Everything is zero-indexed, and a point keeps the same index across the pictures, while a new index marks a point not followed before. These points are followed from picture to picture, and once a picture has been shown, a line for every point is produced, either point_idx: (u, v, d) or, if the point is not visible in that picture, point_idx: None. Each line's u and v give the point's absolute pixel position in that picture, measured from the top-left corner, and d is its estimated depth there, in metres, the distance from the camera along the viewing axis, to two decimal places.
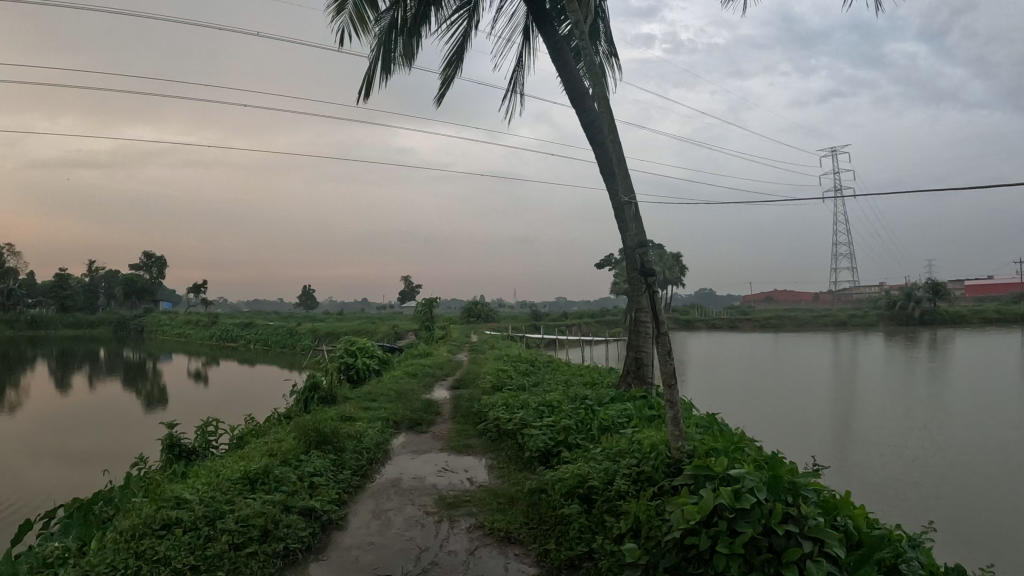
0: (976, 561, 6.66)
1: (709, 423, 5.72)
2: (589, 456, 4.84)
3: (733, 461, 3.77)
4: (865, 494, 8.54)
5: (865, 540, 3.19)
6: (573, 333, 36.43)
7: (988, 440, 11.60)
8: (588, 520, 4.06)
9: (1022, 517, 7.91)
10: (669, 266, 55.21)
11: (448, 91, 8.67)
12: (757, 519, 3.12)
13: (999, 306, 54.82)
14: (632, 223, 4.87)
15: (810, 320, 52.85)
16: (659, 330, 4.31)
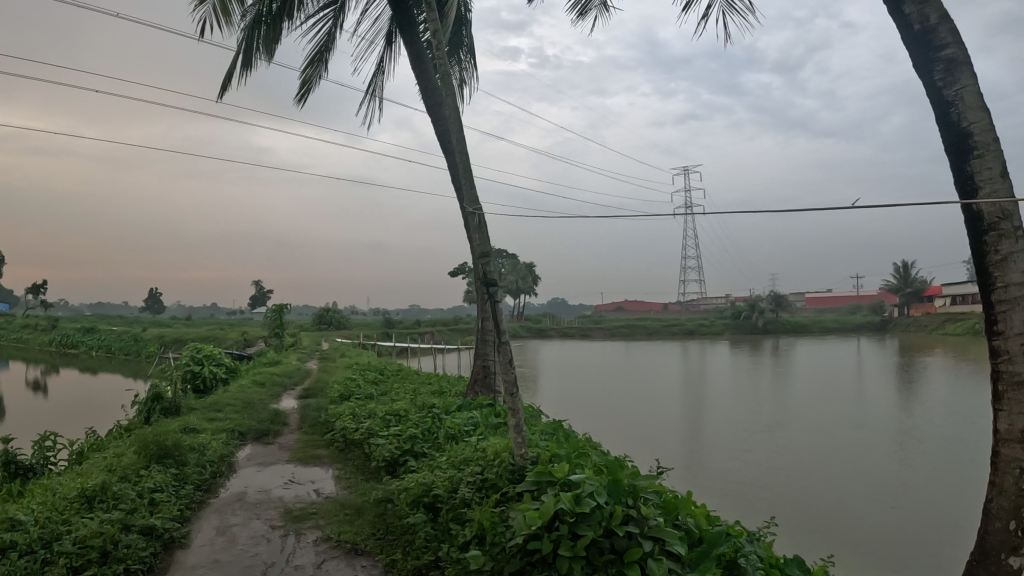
0: (816, 552, 6.99)
1: (555, 429, 5.80)
2: (435, 465, 4.80)
3: (575, 467, 3.81)
4: (709, 493, 8.85)
5: (703, 536, 3.25)
6: (427, 341, 36.35)
7: (823, 441, 12.20)
8: (433, 529, 4.01)
9: (853, 509, 8.37)
10: (523, 276, 56.05)
11: (308, 92, 8.50)
12: (598, 521, 3.12)
13: (837, 317, 58.03)
14: (477, 232, 4.87)
15: (659, 328, 54.57)
16: (500, 339, 4.30)
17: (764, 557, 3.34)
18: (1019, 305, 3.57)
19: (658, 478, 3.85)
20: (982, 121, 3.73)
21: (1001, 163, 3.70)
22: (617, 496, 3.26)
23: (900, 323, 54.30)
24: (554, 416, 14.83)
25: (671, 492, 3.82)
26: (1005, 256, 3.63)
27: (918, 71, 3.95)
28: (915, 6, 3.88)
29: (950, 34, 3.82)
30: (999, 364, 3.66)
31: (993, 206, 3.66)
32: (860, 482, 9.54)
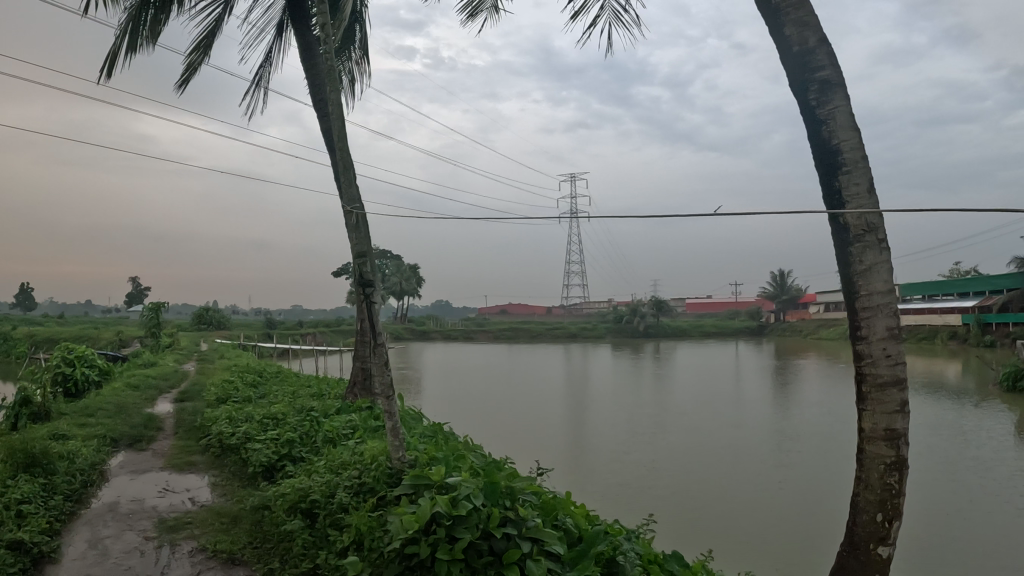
0: (695, 547, 7.18)
1: (433, 431, 5.79)
2: (312, 470, 4.73)
3: (452, 470, 3.83)
4: (587, 493, 9.03)
5: (583, 536, 3.29)
6: (308, 342, 35.78)
7: (700, 441, 12.56)
8: (310, 535, 3.94)
9: (725, 505, 8.66)
10: (408, 278, 55.81)
11: (192, 77, 8.25)
12: (475, 524, 3.13)
13: (716, 322, 59.76)
14: (353, 232, 5.14)
15: (542, 332, 55.13)
16: (374, 340, 4.46)
17: (643, 554, 3.40)
18: (881, 312, 3.74)
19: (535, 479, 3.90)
20: (853, 139, 3.88)
21: (868, 179, 3.86)
22: (495, 498, 3.29)
23: (775, 328, 56.36)
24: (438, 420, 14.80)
25: (548, 492, 3.87)
26: (869, 267, 3.80)
27: (794, 91, 4.09)
28: (795, 28, 4.03)
29: (827, 57, 3.97)
30: (863, 367, 3.81)
31: (859, 219, 3.82)
32: (736, 480, 9.87)
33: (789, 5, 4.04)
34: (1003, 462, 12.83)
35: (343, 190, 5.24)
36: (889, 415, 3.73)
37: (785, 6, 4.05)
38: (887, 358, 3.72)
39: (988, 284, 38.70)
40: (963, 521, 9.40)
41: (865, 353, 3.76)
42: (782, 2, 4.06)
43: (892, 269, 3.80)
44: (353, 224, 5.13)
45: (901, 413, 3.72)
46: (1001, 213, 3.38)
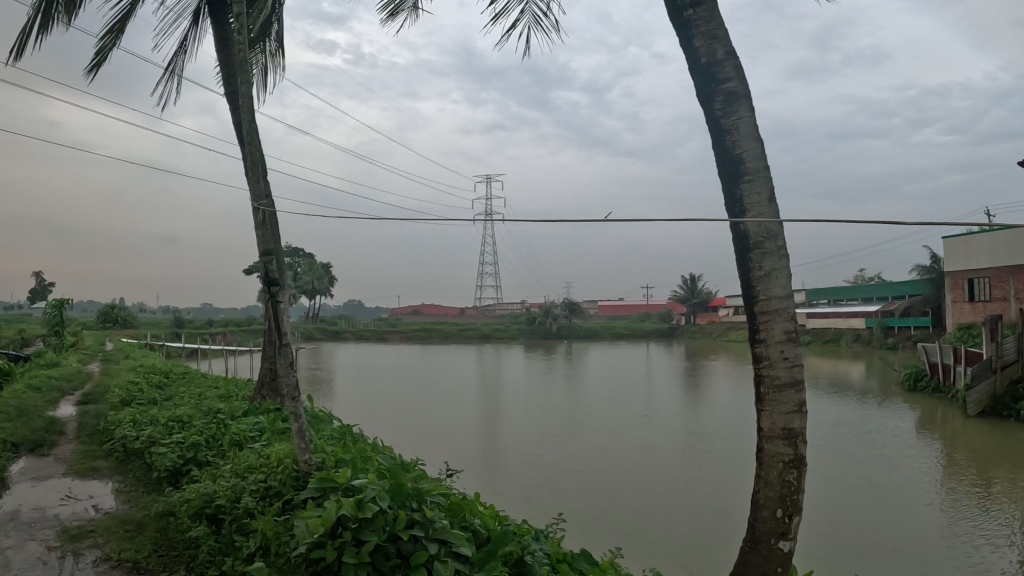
0: (604, 546, 7.29)
1: (342, 432, 5.74)
2: (217, 474, 4.65)
3: (357, 473, 3.82)
4: (494, 494, 9.09)
5: (490, 537, 3.32)
6: (215, 342, 35.08)
7: (610, 441, 12.79)
8: (216, 542, 3.89)
9: (630, 504, 8.83)
10: (320, 277, 55.20)
11: (103, 62, 8.01)
12: (382, 527, 3.13)
13: (627, 324, 60.73)
14: (260, 230, 5.10)
15: (456, 332, 55.17)
16: (279, 341, 4.45)
17: (550, 553, 3.44)
18: (778, 316, 3.86)
19: (443, 481, 3.93)
20: (755, 150, 4.00)
21: (768, 189, 3.99)
22: (403, 500, 3.29)
23: (685, 330, 57.54)
24: (348, 420, 14.69)
25: (456, 494, 3.91)
26: (768, 272, 3.92)
27: (700, 101, 4.18)
28: (703, 40, 4.12)
29: (734, 70, 4.08)
30: (761, 369, 3.92)
31: (759, 227, 3.94)
32: (644, 479, 10.08)
33: (700, 18, 4.13)
34: (904, 459, 13.32)
35: (251, 188, 5.21)
36: (787, 415, 3.85)
37: (696, 18, 4.13)
38: (784, 360, 3.84)
39: (890, 289, 40.19)
40: (867, 517, 9.72)
41: (763, 355, 3.87)
42: (693, 14, 4.15)
43: (790, 276, 3.93)
44: (259, 220, 5.08)
45: (798, 412, 3.85)
46: (896, 224, 3.54)
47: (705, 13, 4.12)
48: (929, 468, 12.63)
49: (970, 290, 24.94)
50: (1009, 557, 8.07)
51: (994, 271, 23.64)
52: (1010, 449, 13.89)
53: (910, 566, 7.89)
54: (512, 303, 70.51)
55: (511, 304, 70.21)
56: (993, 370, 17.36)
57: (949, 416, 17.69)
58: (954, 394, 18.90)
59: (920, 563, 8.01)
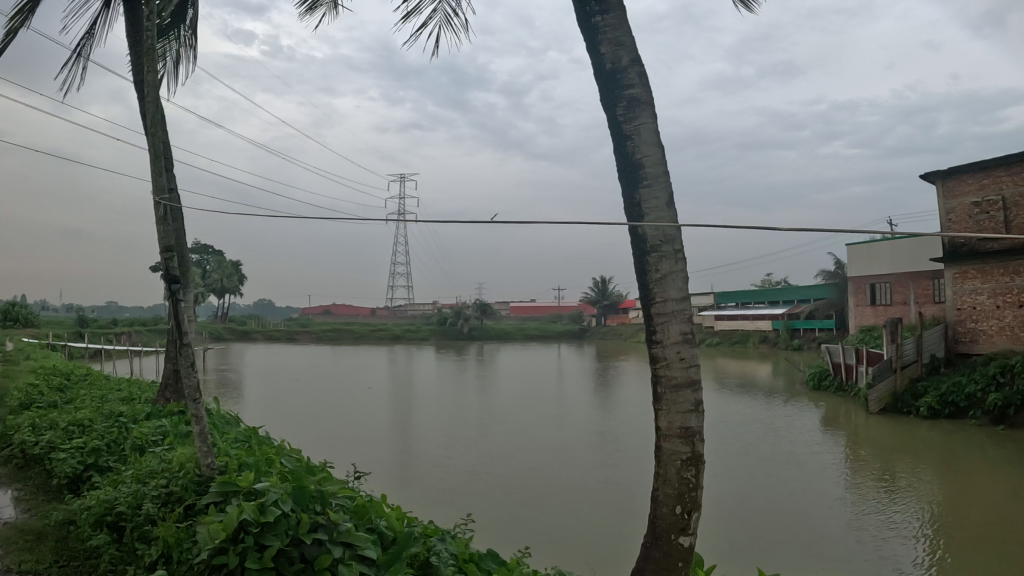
0: (512, 545, 7.38)
1: (248, 435, 5.66)
2: (119, 480, 4.55)
3: (261, 477, 3.80)
4: (400, 495, 9.14)
5: (396, 538, 3.34)
6: (117, 342, 34.09)
7: (521, 442, 12.93)
8: (118, 550, 3.82)
9: (535, 504, 8.97)
10: (229, 274, 54.20)
11: (11, 43, 7.74)
12: (285, 531, 3.11)
13: (538, 325, 61.23)
14: (159, 225, 4.99)
15: (367, 333, 54.73)
16: (181, 341, 4.38)
17: (457, 553, 3.48)
18: (675, 318, 3.97)
19: (348, 482, 3.94)
20: (655, 156, 4.11)
21: (666, 194, 4.10)
22: (308, 503, 3.29)
23: (596, 331, 58.32)
24: (253, 424, 14.50)
25: (362, 496, 3.91)
26: (664, 275, 4.03)
27: (604, 106, 4.27)
28: (609, 47, 4.20)
29: (637, 77, 4.17)
30: (658, 370, 4.04)
31: (657, 230, 4.04)
32: (550, 478, 10.23)
33: (606, 25, 4.21)
34: (807, 455, 13.77)
35: (152, 180, 5.10)
36: (683, 414, 3.97)
37: (604, 25, 4.21)
38: (680, 361, 3.97)
39: (794, 292, 41.44)
40: (775, 511, 10.05)
41: (659, 355, 3.99)
42: (601, 21, 4.22)
43: (687, 279, 4.05)
44: (160, 216, 4.97)
45: (694, 411, 3.98)
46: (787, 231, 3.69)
47: (612, 20, 4.21)
48: (831, 463, 13.09)
49: (871, 294, 25.83)
50: (913, 548, 8.47)
51: (895, 277, 24.60)
52: (908, 444, 14.51)
53: (818, 558, 8.21)
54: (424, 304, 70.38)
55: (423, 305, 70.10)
56: (893, 369, 18.07)
57: (852, 413, 18.34)
58: (856, 392, 19.58)
59: (822, 555, 8.33)
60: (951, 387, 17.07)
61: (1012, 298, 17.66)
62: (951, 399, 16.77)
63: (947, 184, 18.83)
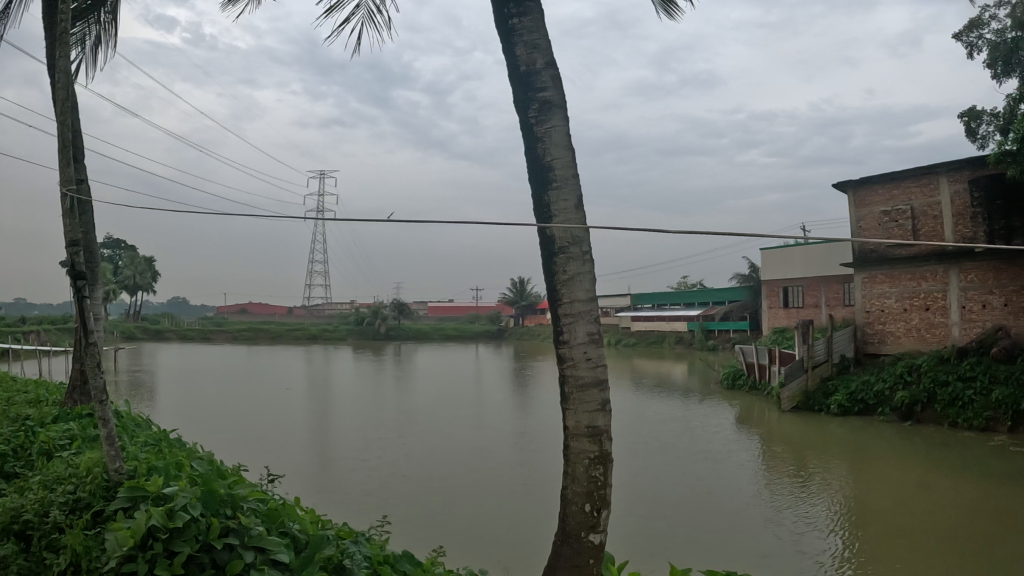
0: (428, 546, 7.46)
1: (157, 437, 5.57)
2: (25, 486, 4.44)
3: (171, 481, 3.76)
4: (313, 497, 9.14)
5: (308, 541, 3.35)
6: (18, 343, 32.85)
7: (438, 442, 12.99)
8: (24, 560, 3.73)
9: (447, 504, 9.05)
10: (141, 271, 52.86)
11: None
12: (194, 536, 3.10)
13: (457, 325, 61.27)
14: (65, 219, 4.87)
15: (283, 333, 53.96)
16: (87, 341, 4.31)
17: (371, 555, 3.51)
18: (582, 318, 4.09)
19: (260, 486, 3.92)
20: (565, 158, 4.20)
21: (576, 196, 4.19)
22: (218, 507, 3.28)
23: (515, 331, 58.66)
24: (166, 425, 14.26)
25: (274, 498, 3.91)
26: (572, 276, 4.13)
27: (517, 108, 4.34)
28: (525, 49, 4.27)
29: (550, 80, 4.25)
30: (565, 369, 4.15)
31: (564, 232, 4.14)
32: (466, 478, 10.35)
33: (523, 27, 4.28)
34: (721, 452, 14.14)
35: (61, 171, 4.97)
36: (591, 413, 4.11)
37: (521, 27, 4.28)
38: (587, 361, 4.09)
39: (709, 295, 42.37)
40: (690, 507, 10.32)
41: (566, 355, 4.10)
42: (518, 23, 4.30)
43: (594, 280, 4.16)
44: (67, 208, 4.85)
45: (601, 411, 4.11)
46: (689, 235, 3.84)
47: (529, 23, 4.28)
48: (744, 460, 13.48)
49: (784, 297, 26.44)
50: (824, 540, 8.82)
51: (807, 280, 25.39)
52: (820, 440, 15.04)
53: (732, 552, 8.48)
54: (341, 304, 69.74)
55: (341, 304, 69.46)
56: (805, 369, 18.57)
57: (765, 411, 18.85)
58: (769, 391, 20.13)
59: (732, 548, 8.62)
60: (860, 386, 17.68)
61: (919, 301, 18.46)
62: (860, 397, 17.34)
63: (858, 194, 19.41)
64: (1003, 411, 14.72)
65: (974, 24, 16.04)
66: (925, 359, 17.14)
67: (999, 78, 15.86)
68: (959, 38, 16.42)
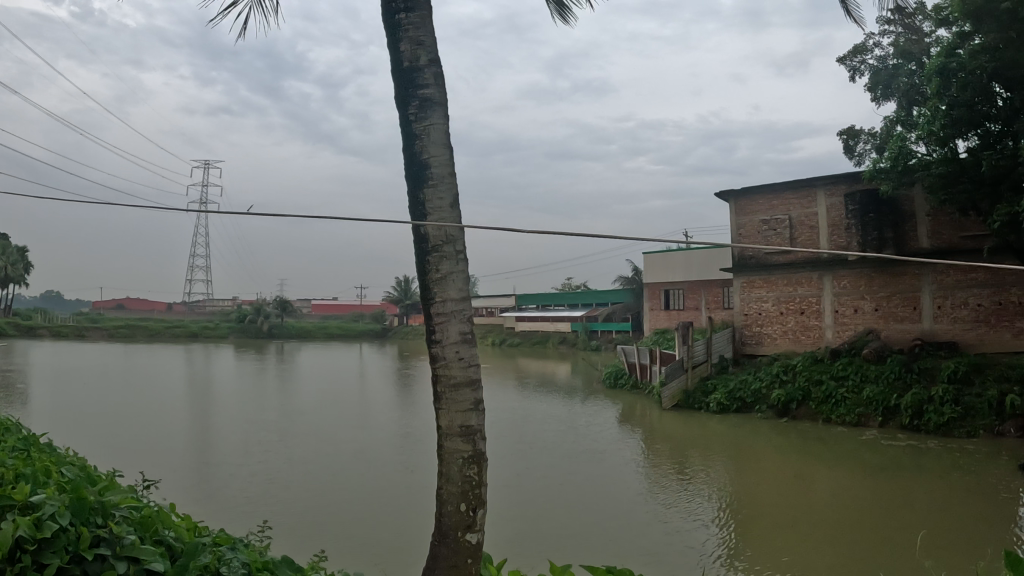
0: (310, 550, 7.51)
1: (25, 442, 5.40)
2: None
3: (37, 489, 3.66)
4: (191, 503, 9.04)
5: (183, 550, 3.34)
6: None
7: (322, 443, 12.97)
8: None
9: (328, 507, 9.09)
10: (10, 263, 50.34)
11: None
12: (64, 547, 3.04)
13: (342, 324, 60.60)
14: None
15: (162, 330, 52.21)
16: None
17: (248, 562, 3.53)
18: (454, 318, 4.24)
19: (133, 492, 3.87)
20: (442, 157, 4.35)
21: (451, 195, 4.35)
22: (90, 517, 3.23)
23: (402, 330, 58.44)
24: (35, 430, 13.75)
25: (148, 505, 3.87)
26: (444, 275, 4.27)
27: (397, 102, 4.46)
28: (409, 45, 4.37)
29: (432, 77, 4.38)
30: (437, 369, 4.28)
31: (439, 231, 4.27)
32: (348, 480, 10.37)
33: (409, 23, 4.37)
34: (604, 450, 14.55)
35: None
36: (463, 413, 4.24)
37: (407, 22, 4.36)
38: (459, 360, 4.24)
39: (594, 296, 43.20)
40: (575, 505, 10.60)
41: (439, 355, 4.24)
42: (404, 18, 4.37)
43: (466, 279, 4.31)
44: None
45: (473, 410, 4.26)
46: (553, 236, 4.03)
47: (415, 19, 4.37)
48: (627, 457, 13.92)
49: (665, 299, 27.11)
50: (710, 533, 9.20)
51: (688, 284, 26.22)
52: (699, 436, 15.63)
53: (617, 547, 8.78)
54: (223, 300, 68.04)
55: (223, 300, 67.75)
56: (685, 369, 19.10)
57: (647, 409, 19.37)
58: (650, 390, 20.69)
59: (613, 544, 8.91)
60: (738, 385, 18.31)
61: (794, 305, 19.31)
62: (738, 395, 17.96)
63: (739, 202, 19.92)
64: (874, 408, 15.60)
65: (857, 49, 16.86)
66: (800, 360, 17.96)
67: (879, 102, 16.78)
68: (842, 62, 17.26)
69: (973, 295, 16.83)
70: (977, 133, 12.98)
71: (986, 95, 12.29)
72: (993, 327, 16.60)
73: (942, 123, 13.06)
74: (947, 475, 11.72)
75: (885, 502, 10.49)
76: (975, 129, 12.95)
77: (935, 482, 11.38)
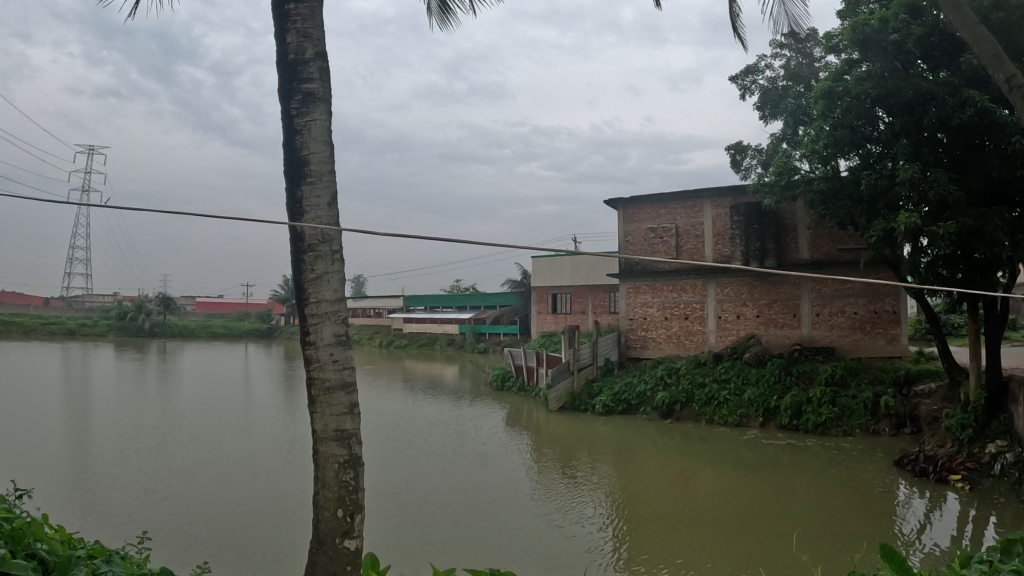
0: (193, 562, 7.41)
1: None
2: None
3: None
4: (67, 514, 8.79)
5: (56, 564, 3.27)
6: None
7: (205, 448, 12.70)
8: None
9: (211, 515, 8.96)
10: None
11: None
12: None
13: (226, 323, 59.13)
14: None
15: (36, 327, 49.82)
16: None
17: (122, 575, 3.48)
18: (328, 319, 4.29)
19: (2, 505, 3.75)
20: (322, 154, 4.45)
21: (329, 194, 4.45)
22: None
23: (290, 329, 57.48)
24: None
25: (17, 517, 3.77)
26: (319, 274, 4.32)
27: (280, 95, 4.54)
28: (296, 37, 4.46)
29: (316, 71, 4.49)
30: (311, 372, 4.32)
31: (316, 231, 4.33)
32: (232, 488, 10.19)
33: (298, 13, 4.46)
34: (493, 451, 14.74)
35: None
36: (338, 417, 4.29)
37: (295, 13, 4.45)
38: (333, 362, 4.29)
39: (483, 298, 43.51)
40: (466, 506, 10.74)
41: (313, 356, 4.28)
42: (293, 9, 4.46)
43: (341, 280, 4.39)
44: None
45: (347, 413, 4.32)
46: (429, 238, 4.17)
47: (304, 10, 4.46)
48: (516, 458, 14.13)
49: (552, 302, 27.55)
50: (598, 533, 9.47)
51: (574, 288, 26.71)
52: (586, 437, 15.98)
53: (508, 547, 8.96)
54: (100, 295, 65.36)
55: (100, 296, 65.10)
56: (570, 371, 19.45)
57: (533, 411, 19.62)
58: (537, 392, 20.96)
59: (504, 544, 9.09)
60: (623, 388, 18.74)
61: (678, 311, 19.90)
62: (623, 398, 18.38)
63: (627, 210, 20.38)
64: (755, 409, 16.16)
65: (748, 69, 17.50)
66: (683, 364, 18.53)
67: (765, 121, 17.52)
68: (734, 81, 17.87)
69: (849, 304, 17.73)
70: (857, 154, 13.65)
71: (868, 117, 12.82)
72: (868, 334, 17.55)
73: (825, 143, 13.71)
74: (820, 472, 12.34)
75: (766, 499, 10.93)
76: (856, 150, 13.61)
77: (808, 480, 11.96)
